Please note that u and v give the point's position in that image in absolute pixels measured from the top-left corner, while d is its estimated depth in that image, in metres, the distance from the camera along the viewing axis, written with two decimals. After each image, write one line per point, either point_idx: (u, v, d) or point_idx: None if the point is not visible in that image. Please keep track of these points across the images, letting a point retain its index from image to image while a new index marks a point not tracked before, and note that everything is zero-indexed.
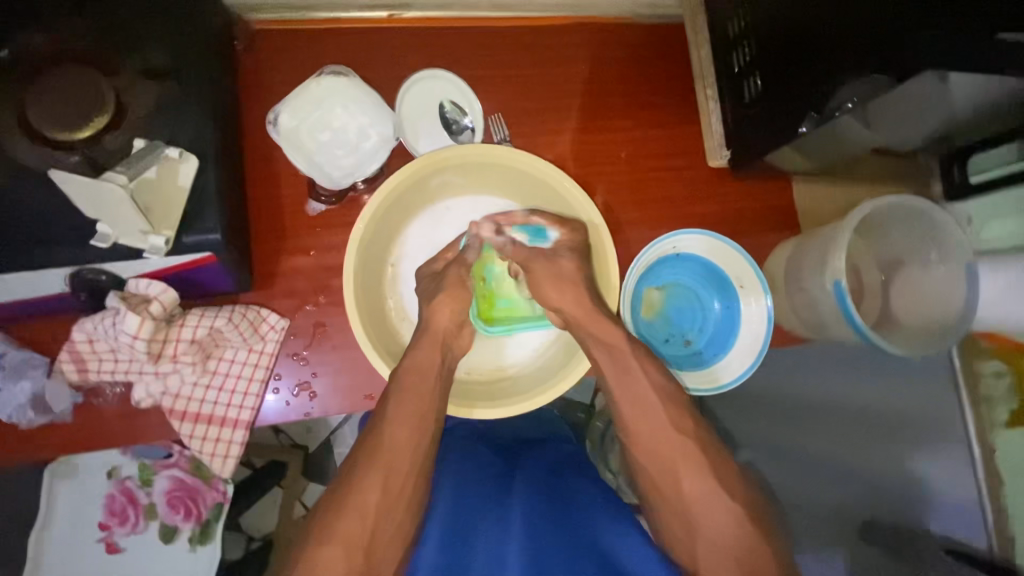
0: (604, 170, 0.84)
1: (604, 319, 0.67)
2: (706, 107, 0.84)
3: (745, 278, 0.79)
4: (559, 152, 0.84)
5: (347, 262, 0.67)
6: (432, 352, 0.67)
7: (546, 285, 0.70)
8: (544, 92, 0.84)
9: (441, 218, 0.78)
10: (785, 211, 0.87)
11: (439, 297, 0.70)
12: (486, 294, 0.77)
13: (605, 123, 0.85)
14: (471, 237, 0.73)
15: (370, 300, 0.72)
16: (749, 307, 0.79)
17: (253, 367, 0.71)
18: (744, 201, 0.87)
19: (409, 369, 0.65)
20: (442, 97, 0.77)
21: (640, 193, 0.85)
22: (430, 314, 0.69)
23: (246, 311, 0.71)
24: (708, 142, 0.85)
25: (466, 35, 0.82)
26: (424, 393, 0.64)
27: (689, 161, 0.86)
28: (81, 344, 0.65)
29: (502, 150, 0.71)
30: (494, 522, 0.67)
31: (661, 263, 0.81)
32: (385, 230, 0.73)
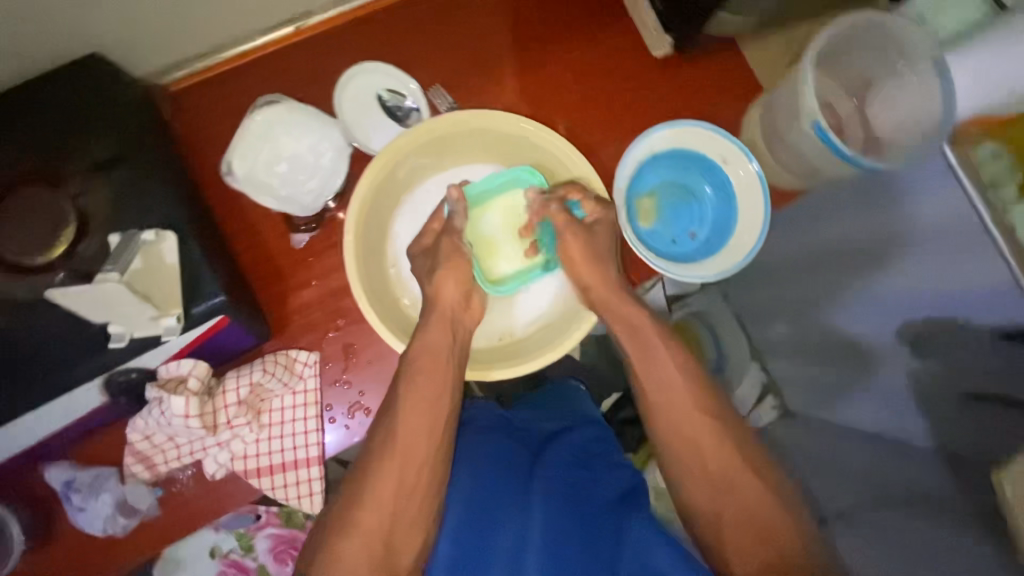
0: (557, 101, 0.84)
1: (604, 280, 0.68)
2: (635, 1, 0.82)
3: (727, 153, 0.80)
4: (508, 99, 0.83)
5: (349, 271, 0.66)
6: (443, 328, 0.66)
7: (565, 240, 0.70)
8: (472, 46, 0.82)
9: (426, 205, 0.78)
10: (743, 75, 0.86)
11: (442, 270, 0.68)
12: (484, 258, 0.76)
13: (544, 57, 0.84)
14: (452, 201, 0.71)
15: (386, 303, 0.72)
16: (739, 178, 0.80)
17: (305, 406, 0.73)
18: (702, 82, 0.86)
19: (424, 352, 0.65)
20: (377, 89, 0.76)
21: (598, 111, 0.84)
22: (435, 293, 0.68)
23: (276, 357, 0.72)
24: (646, 33, 0.83)
25: (378, 20, 0.81)
26: (438, 375, 0.63)
27: (638, 62, 0.85)
28: (141, 442, 0.68)
29: (460, 115, 0.71)
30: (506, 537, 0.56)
31: (642, 169, 0.82)
32: (375, 231, 0.73)
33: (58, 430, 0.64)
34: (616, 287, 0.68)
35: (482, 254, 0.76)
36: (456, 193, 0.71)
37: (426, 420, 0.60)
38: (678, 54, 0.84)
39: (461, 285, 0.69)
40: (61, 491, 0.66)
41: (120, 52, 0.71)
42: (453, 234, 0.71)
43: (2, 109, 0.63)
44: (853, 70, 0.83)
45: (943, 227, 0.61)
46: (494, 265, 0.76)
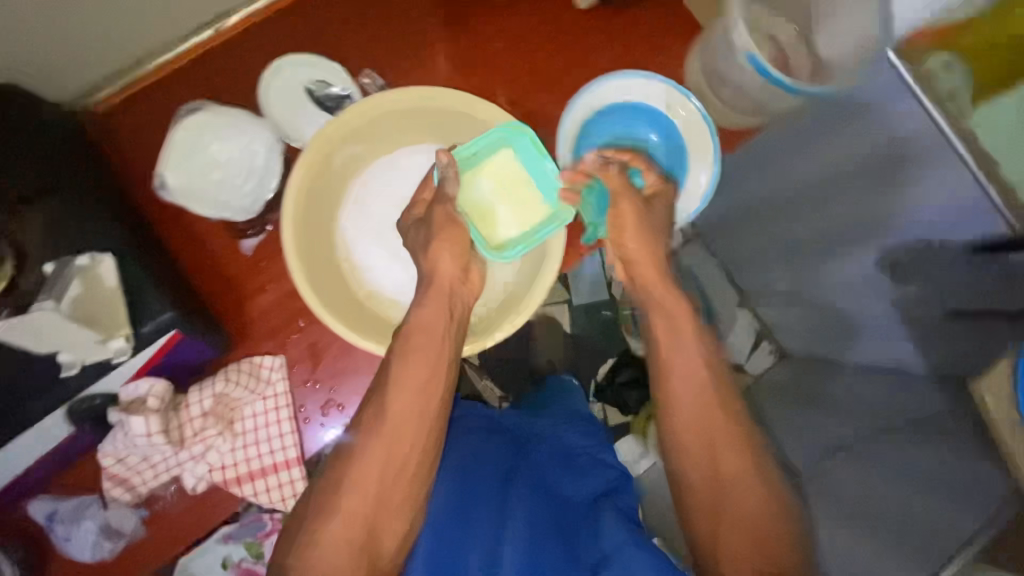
0: (492, 69, 0.82)
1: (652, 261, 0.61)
2: None
3: (671, 99, 0.79)
4: (441, 74, 0.81)
5: (291, 265, 0.63)
6: (438, 307, 0.60)
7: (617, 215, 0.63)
8: (397, 24, 0.80)
9: (369, 190, 0.76)
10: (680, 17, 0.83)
11: (437, 240, 0.62)
12: (486, 220, 0.68)
13: (475, 27, 0.81)
14: (443, 165, 0.65)
15: (337, 298, 0.69)
16: (681, 119, 0.79)
17: (277, 410, 0.73)
18: (641, 31, 0.83)
19: (414, 328, 0.59)
20: (302, 81, 0.75)
21: (535, 74, 0.82)
22: (431, 267, 0.62)
23: (240, 365, 0.72)
24: None
25: (297, 10, 0.78)
26: (432, 358, 0.57)
27: (571, 20, 0.82)
28: (115, 465, 0.68)
29: (388, 97, 0.69)
30: (488, 523, 0.60)
31: (587, 127, 0.80)
32: (315, 226, 0.70)
33: (31, 464, 0.64)
34: (663, 268, 0.61)
35: (479, 222, 0.67)
36: (444, 155, 0.64)
37: (415, 406, 0.55)
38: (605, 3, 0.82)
39: (458, 258, 0.63)
40: (46, 523, 0.67)
41: (31, 76, 0.68)
42: (446, 202, 0.65)
43: None
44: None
45: (903, 140, 0.56)
46: (493, 233, 0.68)
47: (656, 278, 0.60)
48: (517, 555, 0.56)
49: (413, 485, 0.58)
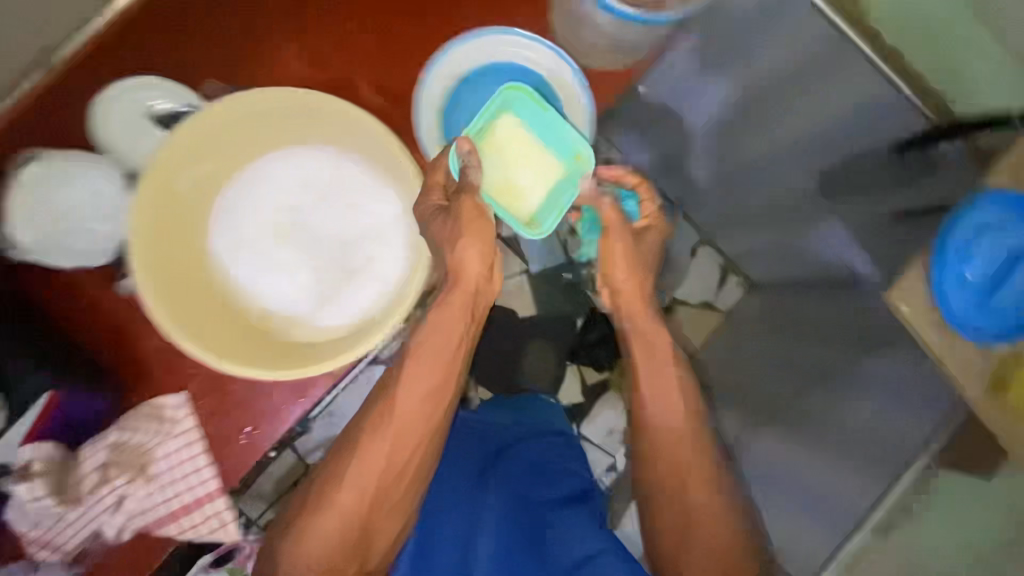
0: (348, 56, 0.76)
1: (635, 294, 0.74)
2: None
3: (536, 56, 0.75)
4: (297, 71, 0.76)
5: (149, 308, 0.60)
6: (460, 308, 0.67)
7: (610, 254, 0.74)
8: (239, 25, 0.74)
9: (240, 207, 0.72)
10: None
11: (466, 238, 0.65)
12: (514, 193, 0.68)
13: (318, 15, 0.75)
14: (465, 154, 0.65)
15: (215, 329, 0.67)
16: (550, 75, 0.76)
17: (187, 446, 0.71)
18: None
19: (434, 330, 0.67)
20: (140, 106, 0.71)
21: (394, 53, 0.77)
22: (458, 263, 0.66)
23: (139, 410, 0.72)
24: None
25: (129, 29, 0.72)
26: (441, 352, 0.68)
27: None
28: (27, 533, 0.66)
29: (217, 106, 0.64)
30: (466, 520, 0.84)
31: (456, 96, 0.77)
32: (180, 258, 0.67)
33: None
34: (645, 298, 0.75)
35: (502, 197, 0.67)
36: (468, 143, 0.64)
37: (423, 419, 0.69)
38: None
39: (484, 258, 0.66)
40: None
41: None
42: (473, 192, 0.65)
43: None
44: None
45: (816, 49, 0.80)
46: (519, 205, 0.68)
47: (636, 306, 0.74)
48: (490, 542, 0.81)
49: (388, 486, 0.69)
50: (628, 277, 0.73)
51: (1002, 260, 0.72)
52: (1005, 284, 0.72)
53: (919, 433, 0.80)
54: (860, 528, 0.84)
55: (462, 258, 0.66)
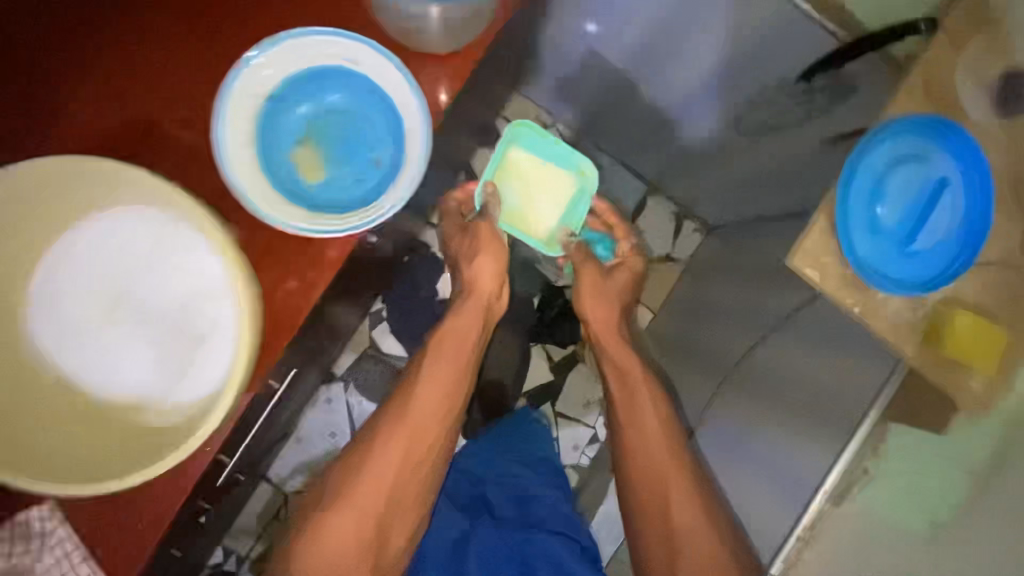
0: (141, 116, 0.63)
1: (609, 331, 1.07)
2: None
3: (350, 54, 0.62)
4: (79, 143, 0.62)
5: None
6: (472, 314, 1.01)
7: (583, 290, 1.08)
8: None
9: (56, 296, 0.63)
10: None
11: (479, 256, 1.03)
12: (524, 215, 1.07)
13: (98, 61, 0.62)
14: (490, 194, 1.05)
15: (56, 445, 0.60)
16: (373, 70, 0.63)
17: (66, 555, 0.66)
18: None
19: (454, 330, 1.00)
20: None
21: (195, 100, 0.64)
22: (474, 275, 1.04)
23: (5, 526, 0.65)
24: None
25: None
26: (460, 348, 0.99)
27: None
28: None
29: None
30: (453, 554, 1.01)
31: (267, 120, 0.63)
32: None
33: None
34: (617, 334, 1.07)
35: (523, 222, 1.06)
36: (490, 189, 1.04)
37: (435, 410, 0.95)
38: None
39: (493, 273, 1.04)
40: None
41: None
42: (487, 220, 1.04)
43: None
44: None
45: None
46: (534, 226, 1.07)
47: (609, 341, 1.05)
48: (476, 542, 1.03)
49: (396, 487, 0.90)
50: (602, 318, 1.07)
51: (920, 194, 0.64)
52: (927, 221, 0.63)
53: (867, 386, 0.76)
54: (818, 496, 0.78)
55: (477, 274, 1.04)
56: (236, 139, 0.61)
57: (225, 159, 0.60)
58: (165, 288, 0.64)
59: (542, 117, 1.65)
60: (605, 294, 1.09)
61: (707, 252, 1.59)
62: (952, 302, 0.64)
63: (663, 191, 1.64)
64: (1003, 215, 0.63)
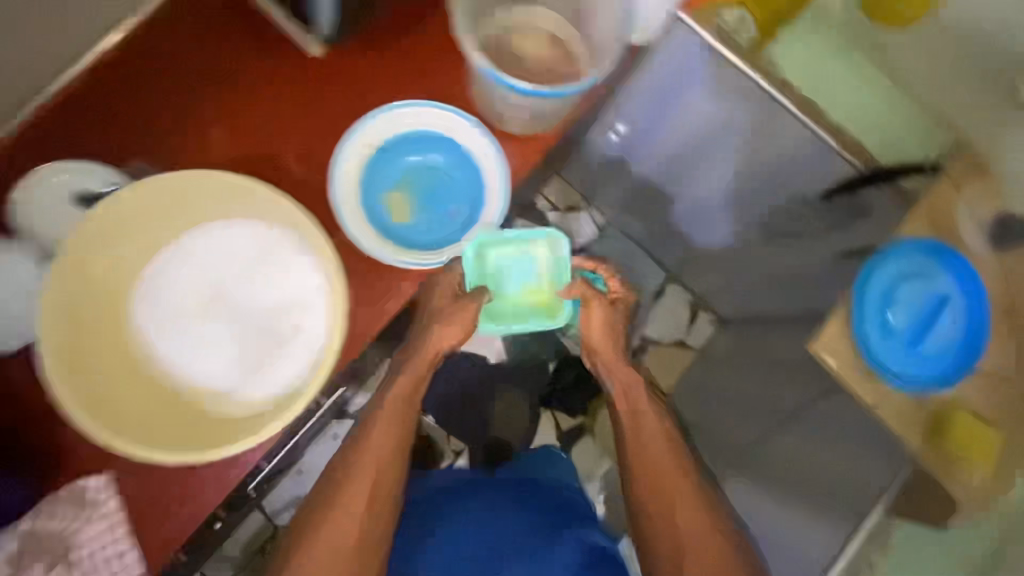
0: (265, 142, 0.76)
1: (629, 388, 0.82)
2: (277, 16, 0.74)
3: (447, 124, 0.78)
4: (216, 156, 0.76)
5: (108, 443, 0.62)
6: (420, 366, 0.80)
7: (594, 327, 0.82)
8: (159, 120, 0.75)
9: (155, 310, 0.72)
10: (443, 50, 0.77)
11: (446, 327, 0.78)
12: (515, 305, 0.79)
13: (233, 94, 0.76)
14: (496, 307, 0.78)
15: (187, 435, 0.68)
16: (464, 141, 0.79)
17: (113, 530, 0.70)
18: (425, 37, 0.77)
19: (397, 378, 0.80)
20: (68, 192, 0.71)
21: (309, 133, 0.77)
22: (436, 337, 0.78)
23: (64, 494, 0.69)
24: (300, 38, 0.75)
25: (60, 121, 0.73)
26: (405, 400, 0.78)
27: (341, 66, 0.76)
28: None
29: (116, 202, 0.66)
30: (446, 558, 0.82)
31: (370, 167, 0.79)
32: (115, 387, 0.68)
33: None
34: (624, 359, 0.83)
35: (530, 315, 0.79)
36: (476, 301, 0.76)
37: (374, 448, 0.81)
38: (365, 53, 0.76)
39: (459, 331, 0.78)
40: None
41: None
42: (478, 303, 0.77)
43: None
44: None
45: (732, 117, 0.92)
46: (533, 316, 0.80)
47: (614, 368, 0.83)
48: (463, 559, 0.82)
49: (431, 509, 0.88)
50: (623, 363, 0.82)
51: (924, 307, 0.74)
52: (933, 325, 0.73)
53: None
54: None
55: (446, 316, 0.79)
56: (345, 174, 0.77)
57: (336, 199, 0.75)
58: (240, 291, 0.73)
59: (576, 200, 1.66)
60: (618, 333, 0.83)
61: (719, 340, 1.64)
62: (953, 405, 0.70)
63: (680, 281, 1.72)
64: (995, 336, 0.70)
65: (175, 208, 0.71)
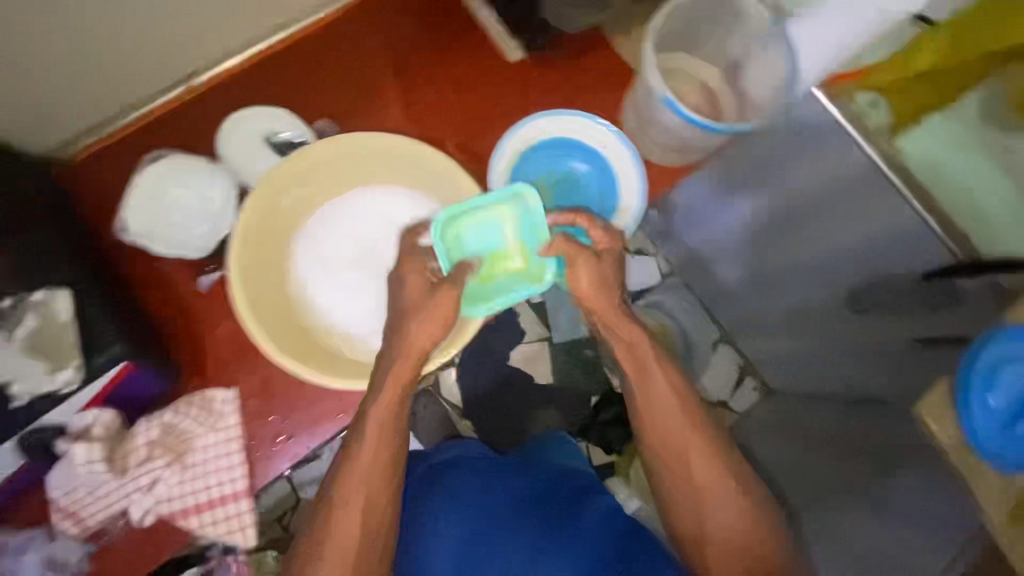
0: (437, 118, 0.88)
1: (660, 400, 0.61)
2: (483, 15, 0.87)
3: (602, 138, 0.83)
4: (393, 122, 0.87)
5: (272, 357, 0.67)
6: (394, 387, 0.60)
7: (579, 281, 0.65)
8: (352, 83, 0.86)
9: (317, 247, 0.79)
10: (603, 70, 0.90)
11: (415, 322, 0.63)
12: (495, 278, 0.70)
13: (417, 73, 0.87)
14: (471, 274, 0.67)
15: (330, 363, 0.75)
16: (612, 156, 0.83)
17: (228, 443, 0.75)
18: (589, 68, 0.89)
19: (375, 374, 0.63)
20: (260, 133, 0.80)
21: (475, 117, 0.88)
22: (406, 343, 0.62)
23: (194, 399, 0.75)
24: (498, 40, 0.87)
25: (271, 69, 0.85)
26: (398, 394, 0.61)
27: (513, 68, 0.89)
28: (64, 498, 0.70)
29: (317, 148, 0.73)
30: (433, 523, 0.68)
31: (522, 160, 0.84)
32: (275, 306, 0.74)
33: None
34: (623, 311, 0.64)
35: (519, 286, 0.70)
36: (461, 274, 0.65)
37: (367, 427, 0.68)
38: (537, 59, 0.89)
39: (435, 322, 0.62)
40: None
41: (22, 134, 0.74)
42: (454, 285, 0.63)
43: None
44: (713, 48, 0.87)
45: None
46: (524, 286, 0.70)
47: (613, 321, 0.65)
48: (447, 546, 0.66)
49: None
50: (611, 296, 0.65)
51: None
52: None
53: None
54: None
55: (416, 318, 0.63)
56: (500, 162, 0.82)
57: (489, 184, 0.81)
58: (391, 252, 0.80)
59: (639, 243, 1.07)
60: (606, 284, 0.65)
61: None
62: None
63: None
64: None
65: (356, 163, 0.78)
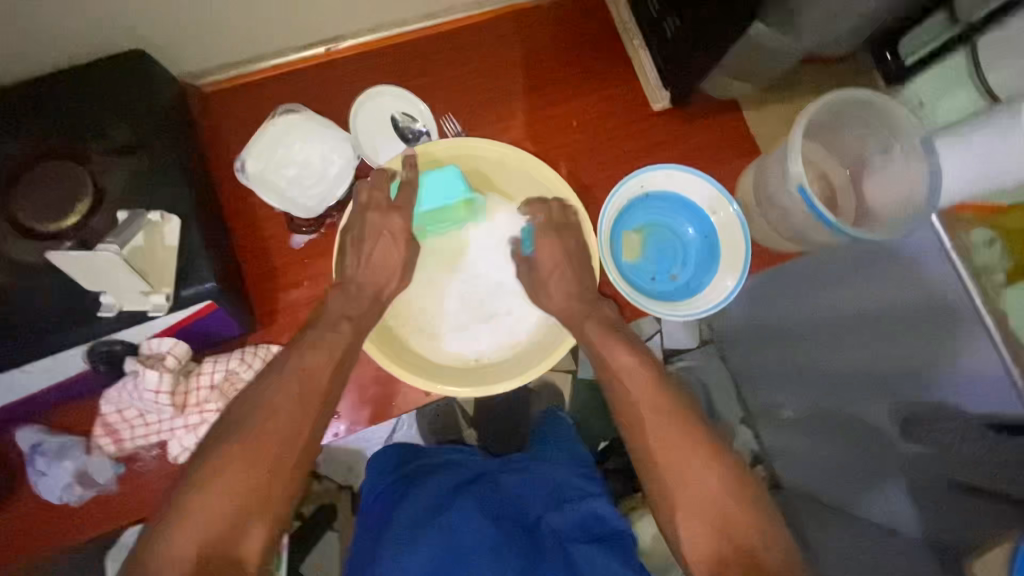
0: (559, 142, 0.87)
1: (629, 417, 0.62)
2: (638, 57, 0.87)
3: (714, 203, 0.82)
4: (516, 134, 0.87)
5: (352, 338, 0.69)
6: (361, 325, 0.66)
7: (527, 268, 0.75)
8: (487, 87, 0.86)
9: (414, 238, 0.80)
10: (732, 139, 0.89)
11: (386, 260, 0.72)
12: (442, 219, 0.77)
13: (551, 93, 0.87)
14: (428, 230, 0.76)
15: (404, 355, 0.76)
16: (721, 223, 0.82)
17: None
18: (716, 131, 0.89)
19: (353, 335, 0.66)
20: (390, 111, 0.80)
21: (596, 150, 0.87)
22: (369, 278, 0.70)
23: (256, 349, 0.74)
24: (647, 86, 0.87)
25: (413, 53, 0.85)
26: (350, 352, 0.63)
27: (645, 113, 0.88)
28: (112, 414, 0.70)
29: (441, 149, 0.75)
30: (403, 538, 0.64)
31: (631, 205, 0.83)
32: None
33: (51, 386, 0.67)
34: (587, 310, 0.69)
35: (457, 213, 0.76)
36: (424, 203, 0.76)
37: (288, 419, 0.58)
38: (672, 110, 0.88)
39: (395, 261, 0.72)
40: (28, 453, 0.69)
41: (170, 56, 0.75)
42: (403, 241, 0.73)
43: (49, 94, 0.66)
44: (845, 145, 0.87)
45: None
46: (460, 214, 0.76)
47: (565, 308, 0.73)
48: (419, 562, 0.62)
49: None
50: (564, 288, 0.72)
51: None
52: None
53: None
54: None
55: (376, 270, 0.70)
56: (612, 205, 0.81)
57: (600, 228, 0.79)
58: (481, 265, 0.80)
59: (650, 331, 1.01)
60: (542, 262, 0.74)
61: None
62: None
63: None
64: None
65: (475, 166, 0.79)
